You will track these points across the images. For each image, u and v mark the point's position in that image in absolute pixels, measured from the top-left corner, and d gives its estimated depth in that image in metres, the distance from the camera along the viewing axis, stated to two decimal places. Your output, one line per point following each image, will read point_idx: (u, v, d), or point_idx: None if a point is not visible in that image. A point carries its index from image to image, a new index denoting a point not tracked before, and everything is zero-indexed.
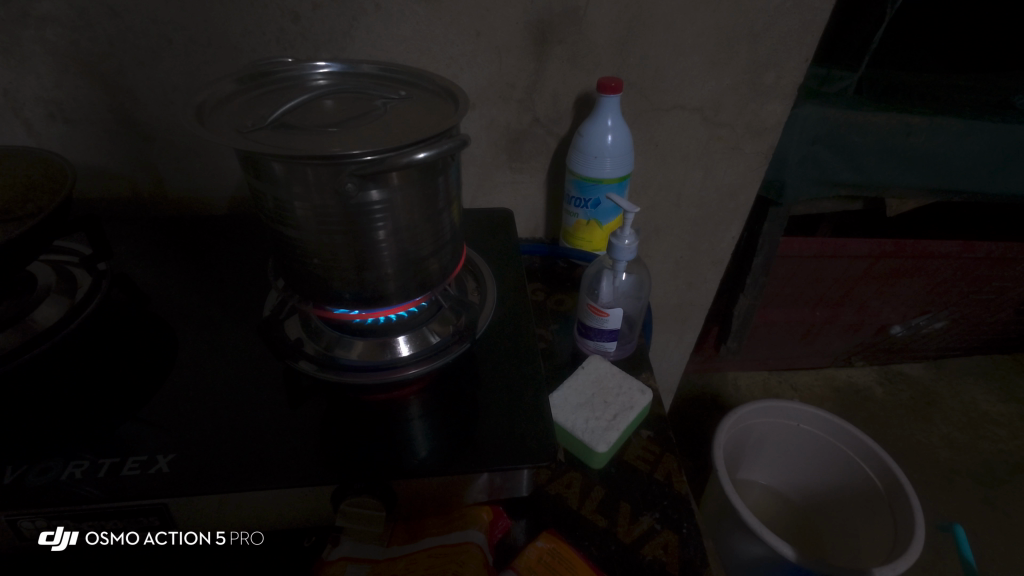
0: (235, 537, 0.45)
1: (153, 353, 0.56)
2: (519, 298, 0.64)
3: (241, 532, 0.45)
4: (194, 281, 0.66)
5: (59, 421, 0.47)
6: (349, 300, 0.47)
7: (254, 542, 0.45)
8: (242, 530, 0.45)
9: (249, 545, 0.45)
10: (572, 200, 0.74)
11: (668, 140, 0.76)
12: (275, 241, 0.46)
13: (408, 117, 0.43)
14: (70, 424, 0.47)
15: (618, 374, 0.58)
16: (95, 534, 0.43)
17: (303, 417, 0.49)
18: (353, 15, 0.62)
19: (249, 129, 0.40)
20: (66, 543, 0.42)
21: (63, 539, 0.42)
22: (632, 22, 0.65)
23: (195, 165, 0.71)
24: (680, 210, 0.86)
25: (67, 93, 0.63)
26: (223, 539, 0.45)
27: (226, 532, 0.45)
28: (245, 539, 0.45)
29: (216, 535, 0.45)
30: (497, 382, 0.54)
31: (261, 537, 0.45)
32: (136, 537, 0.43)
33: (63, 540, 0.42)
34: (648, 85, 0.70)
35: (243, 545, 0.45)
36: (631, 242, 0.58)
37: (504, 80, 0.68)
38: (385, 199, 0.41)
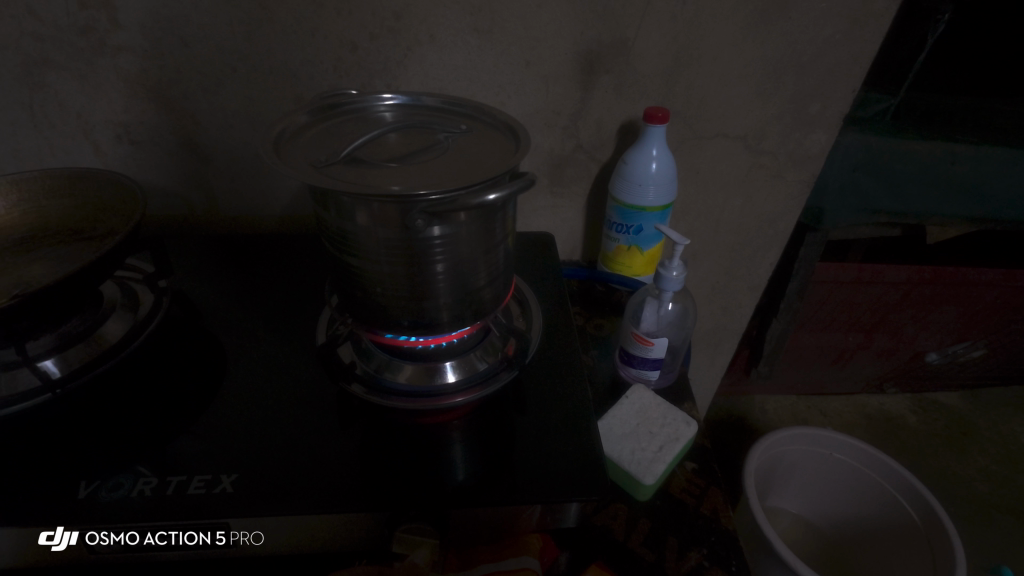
0: (235, 537, 0.43)
1: (207, 369, 0.58)
2: (562, 323, 0.65)
3: (241, 533, 0.43)
4: (244, 299, 0.68)
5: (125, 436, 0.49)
6: (406, 326, 0.48)
7: (254, 541, 0.44)
8: (242, 530, 0.43)
9: (250, 545, 0.44)
10: (613, 225, 0.74)
11: (710, 167, 0.76)
12: (337, 268, 0.48)
13: (471, 153, 0.45)
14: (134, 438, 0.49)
15: (661, 405, 0.58)
16: (94, 534, 0.41)
17: (355, 439, 0.50)
18: (407, 45, 0.64)
19: (321, 164, 0.41)
20: (66, 543, 0.41)
21: (63, 539, 0.41)
22: (679, 54, 0.66)
23: (249, 185, 0.74)
24: (717, 236, 0.85)
25: (134, 116, 0.66)
26: (223, 539, 0.43)
27: (227, 532, 0.43)
28: (246, 539, 0.44)
29: (217, 535, 0.43)
30: (543, 410, 0.54)
31: (261, 537, 0.44)
32: (136, 537, 0.42)
33: (63, 540, 0.41)
34: (693, 114, 0.71)
35: (244, 544, 0.44)
36: (679, 273, 0.58)
37: (550, 108, 0.69)
38: (449, 235, 0.43)
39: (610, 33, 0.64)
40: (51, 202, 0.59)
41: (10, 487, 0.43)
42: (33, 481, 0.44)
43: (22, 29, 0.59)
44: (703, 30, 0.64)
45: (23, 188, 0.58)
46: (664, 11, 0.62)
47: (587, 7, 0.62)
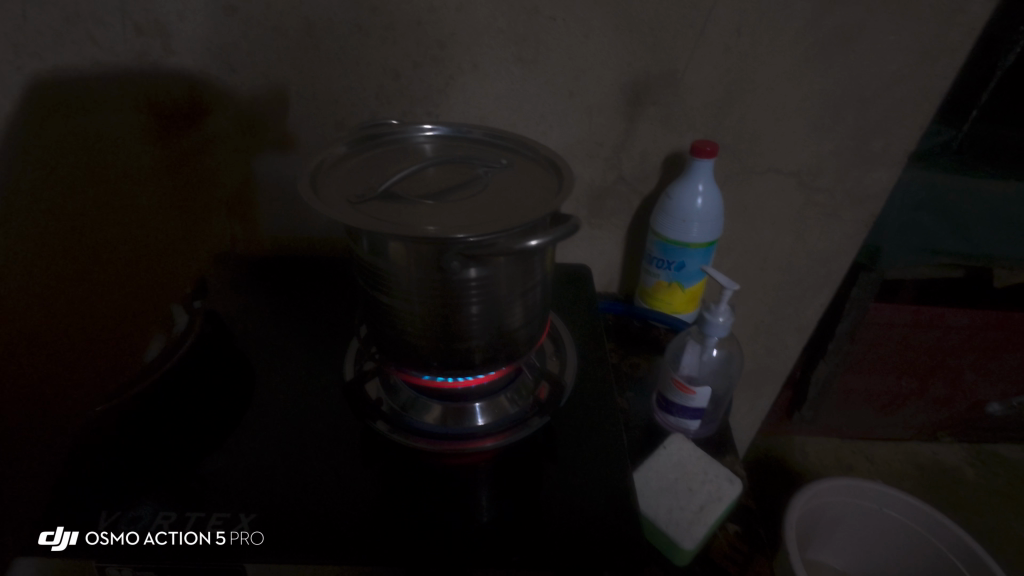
0: (235, 537, 0.42)
1: (233, 394, 0.57)
2: (597, 364, 0.61)
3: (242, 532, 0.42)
4: (275, 322, 0.67)
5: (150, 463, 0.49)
6: (436, 366, 0.46)
7: (254, 542, 0.42)
8: (242, 530, 0.42)
9: (249, 546, 0.42)
10: (653, 260, 0.71)
11: (760, 203, 0.72)
12: (368, 303, 0.46)
13: (511, 189, 0.43)
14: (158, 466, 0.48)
15: (702, 459, 0.54)
16: (95, 534, 0.41)
17: (377, 481, 0.48)
18: (450, 74, 0.63)
19: (357, 200, 0.40)
20: (64, 543, 0.41)
21: (63, 539, 0.41)
22: (731, 86, 0.63)
23: (286, 207, 0.74)
24: (764, 274, 0.81)
25: (181, 138, 0.67)
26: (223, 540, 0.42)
27: (227, 532, 0.42)
28: (245, 539, 0.42)
29: (217, 534, 0.42)
30: (575, 459, 0.51)
31: (261, 537, 0.42)
32: (136, 537, 0.41)
33: (63, 540, 0.41)
34: (743, 148, 0.67)
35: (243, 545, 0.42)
36: (726, 318, 0.55)
37: (593, 138, 0.67)
38: (484, 278, 0.41)
39: (659, 64, 0.62)
40: None
41: (32, 511, 0.43)
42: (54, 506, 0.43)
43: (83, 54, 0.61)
44: (758, 62, 0.61)
45: None
46: (717, 42, 0.60)
47: (635, 38, 0.60)
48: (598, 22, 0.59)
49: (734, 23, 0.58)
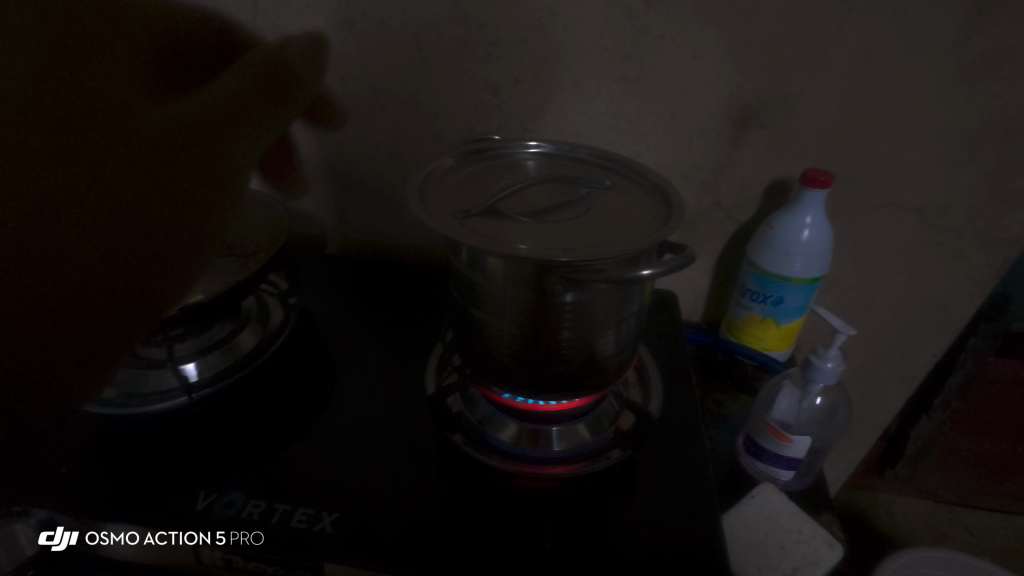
0: (235, 537, 0.42)
1: (319, 391, 0.59)
2: (681, 397, 0.58)
3: (241, 531, 0.42)
4: (360, 323, 0.69)
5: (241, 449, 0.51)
6: (522, 386, 0.45)
7: (253, 542, 0.42)
8: (242, 529, 0.42)
9: (249, 545, 0.42)
10: (747, 291, 0.66)
11: (872, 239, 0.66)
12: (459, 315, 0.46)
13: (617, 213, 0.42)
14: (250, 455, 0.50)
15: (797, 515, 0.50)
16: (94, 534, 0.44)
17: (453, 496, 0.47)
18: (550, 91, 0.63)
19: (464, 215, 0.40)
20: (64, 543, 0.43)
21: (63, 539, 0.43)
22: (851, 113, 0.58)
23: (378, 213, 0.77)
24: (868, 315, 0.74)
25: (290, 142, 0.71)
26: (223, 540, 0.42)
27: (227, 532, 0.42)
28: (245, 539, 0.42)
29: (217, 534, 0.42)
30: (656, 498, 0.48)
31: (260, 537, 0.42)
32: (136, 537, 0.43)
33: (63, 539, 0.43)
34: (859, 179, 0.62)
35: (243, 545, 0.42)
36: (836, 365, 0.50)
37: (691, 161, 0.65)
38: (583, 303, 0.40)
39: (772, 87, 0.58)
40: None
41: (140, 482, 0.46)
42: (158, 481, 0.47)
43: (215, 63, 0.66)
44: (886, 87, 0.56)
45: None
46: (841, 66, 0.56)
47: (749, 59, 0.57)
48: (710, 41, 0.57)
49: (863, 45, 0.54)
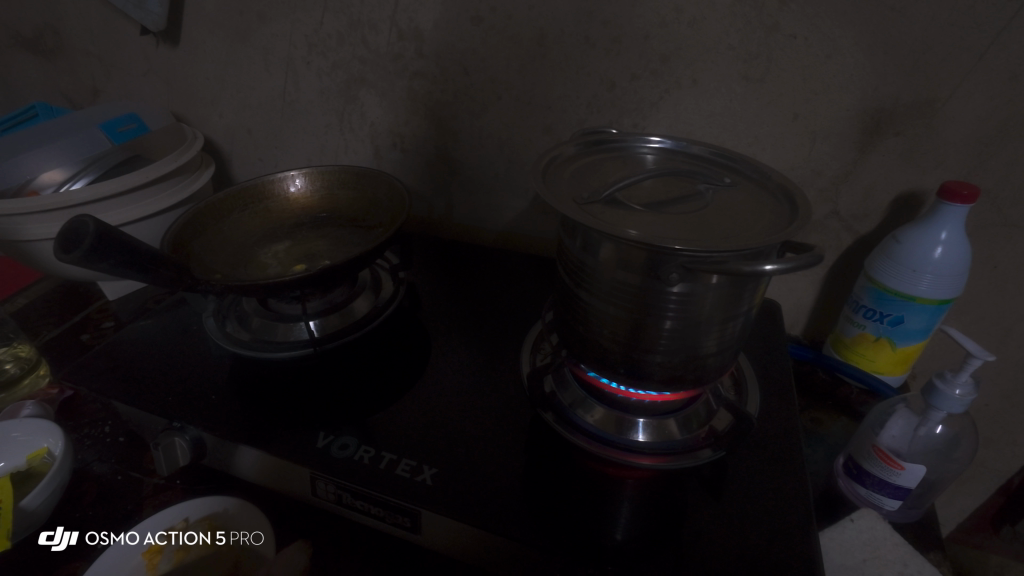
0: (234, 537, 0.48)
1: (420, 359, 0.63)
2: (779, 409, 0.56)
3: (242, 532, 0.47)
4: (459, 301, 0.73)
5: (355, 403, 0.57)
6: (620, 373, 0.46)
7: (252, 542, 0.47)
8: (243, 530, 0.48)
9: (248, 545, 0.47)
10: (861, 308, 0.62)
11: (1017, 264, 0.60)
12: (565, 298, 0.48)
13: (736, 211, 0.42)
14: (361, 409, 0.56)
15: (900, 547, 0.47)
16: (95, 534, 0.50)
17: (542, 471, 0.50)
18: (666, 88, 0.63)
19: (584, 201, 0.42)
20: (64, 543, 0.49)
21: (64, 538, 0.50)
22: (1008, 122, 0.53)
23: (483, 200, 0.81)
24: (1003, 348, 0.67)
25: (410, 129, 0.77)
26: (222, 539, 0.48)
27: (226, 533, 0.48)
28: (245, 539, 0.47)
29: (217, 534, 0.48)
30: (746, 503, 0.47)
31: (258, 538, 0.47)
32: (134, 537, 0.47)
33: (64, 539, 0.50)
34: (1009, 196, 0.57)
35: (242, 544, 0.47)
36: (965, 393, 0.47)
37: (810, 166, 0.62)
38: (694, 295, 0.40)
39: (914, 92, 0.55)
40: (340, 192, 0.72)
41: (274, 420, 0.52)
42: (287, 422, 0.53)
43: (354, 54, 0.73)
44: None
45: (327, 177, 0.71)
46: (1000, 70, 0.51)
47: (891, 61, 0.54)
48: (847, 41, 0.54)
49: None
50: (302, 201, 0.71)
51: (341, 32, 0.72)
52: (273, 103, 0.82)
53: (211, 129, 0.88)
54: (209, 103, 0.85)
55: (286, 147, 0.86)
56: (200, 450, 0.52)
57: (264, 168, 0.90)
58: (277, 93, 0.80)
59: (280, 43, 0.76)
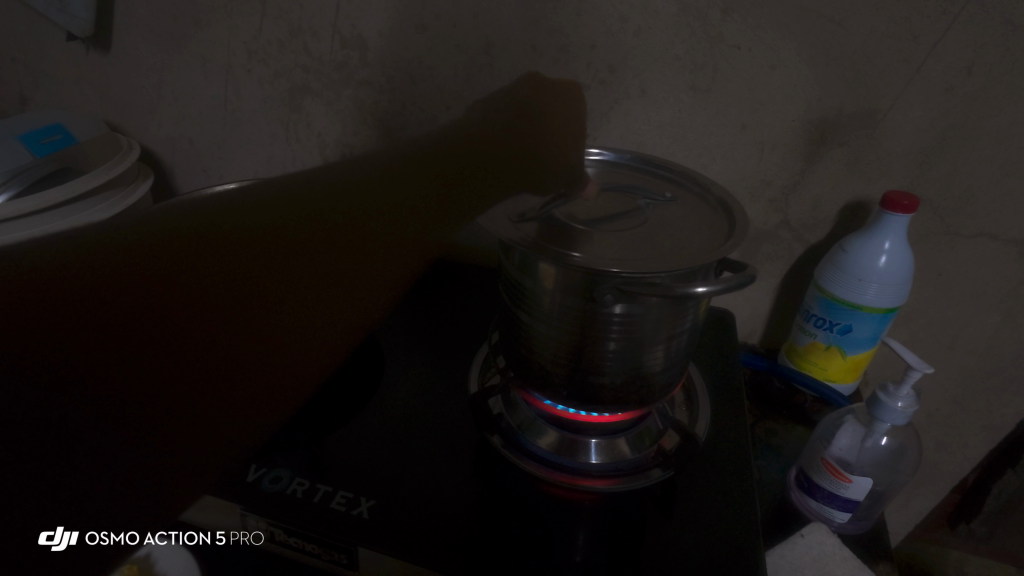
0: (235, 537, 0.46)
1: (366, 379, 0.61)
2: (731, 424, 0.56)
3: (241, 532, 0.46)
4: (410, 317, 0.71)
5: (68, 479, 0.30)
6: (563, 395, 0.45)
7: (253, 542, 0.46)
8: (241, 530, 0.46)
9: (249, 545, 0.46)
10: (811, 317, 0.62)
11: (959, 271, 0.61)
12: (507, 318, 0.46)
13: (675, 226, 0.42)
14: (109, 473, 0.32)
15: (850, 562, 0.46)
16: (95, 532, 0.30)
17: (487, 497, 0.48)
18: (615, 98, 0.62)
19: (521, 221, 0.41)
20: (64, 544, 0.29)
21: (62, 538, 0.29)
22: (946, 132, 0.54)
23: None
24: (949, 353, 0.68)
25: (359, 139, 0.74)
26: (222, 539, 0.47)
27: (227, 533, 0.47)
28: (245, 539, 0.46)
29: (216, 535, 0.47)
30: (697, 524, 0.46)
31: (259, 538, 0.46)
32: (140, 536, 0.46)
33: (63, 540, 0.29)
34: (949, 206, 0.57)
35: (244, 544, 0.46)
36: (907, 405, 0.47)
37: (760, 176, 0.62)
38: (632, 316, 0.39)
39: (856, 102, 0.55)
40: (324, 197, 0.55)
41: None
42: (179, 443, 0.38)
43: (297, 62, 0.70)
44: (988, 107, 0.52)
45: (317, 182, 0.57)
46: (937, 80, 0.52)
47: (833, 72, 0.54)
48: (790, 52, 0.54)
49: (965, 60, 0.50)
50: None
51: (282, 39, 0.69)
52: (214, 112, 0.78)
53: (150, 139, 0.84)
54: (147, 112, 0.81)
55: (231, 158, 0.82)
56: None
57: (209, 180, 0.86)
58: (219, 101, 0.77)
59: (219, 50, 0.72)
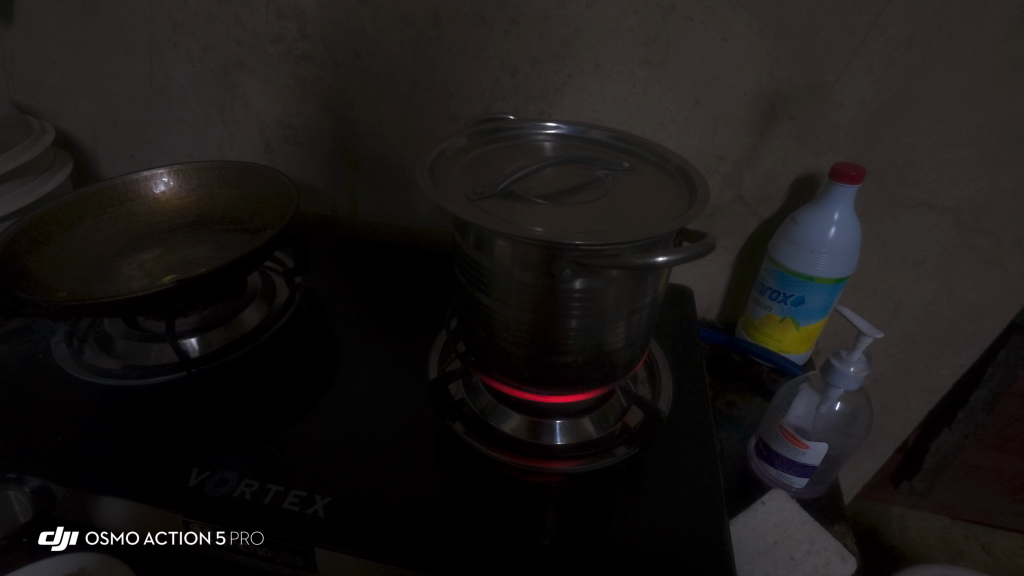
0: (235, 537, 0.41)
1: (315, 372, 0.58)
2: (692, 399, 0.56)
3: (241, 532, 0.40)
4: (364, 305, 0.68)
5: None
6: (526, 377, 0.44)
7: (253, 542, 0.40)
8: (216, 516, 0.41)
9: (248, 545, 0.40)
10: (767, 290, 0.63)
11: (902, 241, 0.63)
12: (464, 299, 0.44)
13: (635, 197, 0.41)
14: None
15: (808, 525, 0.48)
16: (94, 535, 0.45)
17: (450, 486, 0.46)
18: (569, 73, 0.60)
19: (477, 197, 0.38)
20: (65, 542, 0.45)
21: (63, 538, 0.45)
22: (889, 104, 0.55)
23: (390, 195, 0.75)
24: (894, 319, 0.70)
25: (302, 120, 0.70)
26: (222, 540, 0.41)
27: (226, 533, 0.41)
28: (245, 539, 0.41)
29: (216, 535, 0.41)
30: (662, 500, 0.46)
31: (260, 537, 0.40)
32: (136, 538, 0.44)
33: (63, 539, 0.45)
34: (894, 177, 0.59)
35: (243, 544, 0.41)
36: (859, 369, 0.48)
37: (714, 151, 0.62)
38: (593, 290, 0.38)
39: (804, 76, 0.55)
40: (221, 191, 0.64)
41: (91, 446, 0.46)
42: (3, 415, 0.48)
43: (230, 35, 0.65)
44: (926, 80, 0.53)
45: (203, 175, 0.63)
46: (879, 52, 0.53)
47: (782, 45, 0.54)
48: (741, 24, 0.54)
49: (905, 32, 0.51)
50: (173, 203, 0.63)
51: (210, 10, 0.63)
52: (139, 91, 0.72)
53: (67, 122, 0.76)
54: (63, 92, 0.74)
55: (162, 142, 0.76)
56: (46, 503, 0.44)
57: (137, 166, 0.79)
58: (144, 79, 0.70)
59: (140, 22, 0.66)
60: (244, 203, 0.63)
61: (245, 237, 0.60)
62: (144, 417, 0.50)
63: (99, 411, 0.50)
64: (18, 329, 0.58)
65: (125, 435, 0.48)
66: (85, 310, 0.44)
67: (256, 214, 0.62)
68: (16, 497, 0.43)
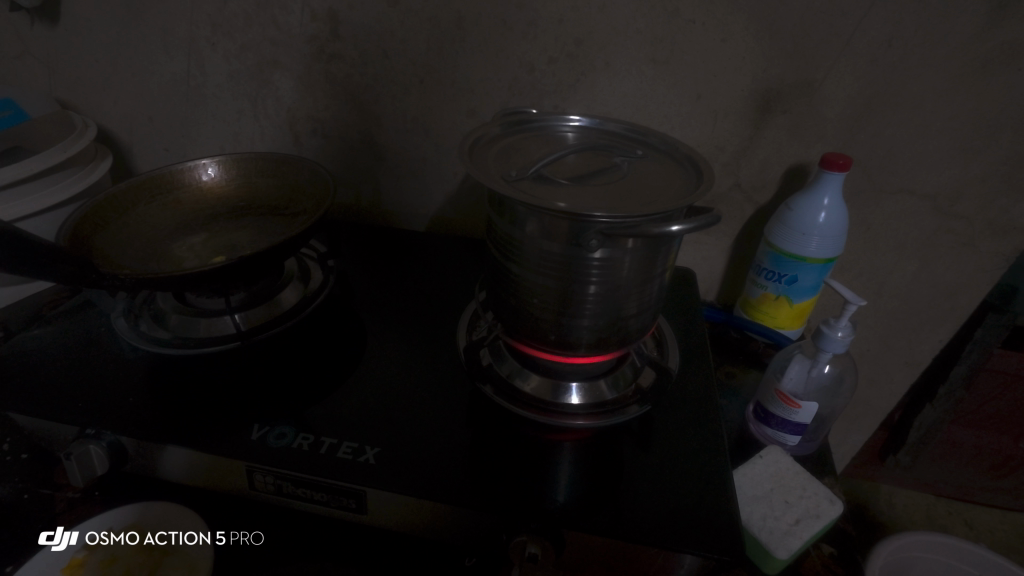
0: (235, 537, 0.48)
1: (351, 345, 0.63)
2: (696, 367, 0.62)
3: (242, 532, 0.48)
4: (392, 287, 0.73)
5: (29, 351, 0.56)
6: (551, 340, 0.49)
7: (253, 542, 0.48)
8: (279, 464, 0.46)
9: (249, 545, 0.47)
10: (763, 271, 0.69)
11: (885, 225, 0.69)
12: (495, 271, 0.50)
13: (650, 180, 0.46)
14: (64, 353, 0.56)
15: (801, 474, 0.53)
16: (95, 534, 0.47)
17: (483, 439, 0.51)
18: (582, 70, 0.66)
19: (511, 178, 0.44)
20: (64, 543, 0.46)
21: (63, 538, 0.46)
22: (872, 99, 0.61)
23: (411, 185, 0.80)
24: (878, 299, 0.76)
25: (331, 114, 0.74)
26: (222, 539, 0.48)
27: (227, 533, 0.48)
28: (246, 539, 0.48)
29: (217, 534, 0.48)
30: (671, 451, 0.52)
31: (260, 538, 0.48)
32: (136, 537, 0.47)
33: (63, 539, 0.46)
34: (877, 166, 0.65)
35: (244, 544, 0.48)
36: (845, 334, 0.54)
37: (714, 142, 0.67)
38: (612, 259, 0.43)
39: (795, 73, 0.61)
40: (259, 180, 0.69)
41: (159, 405, 0.51)
42: (74, 379, 0.53)
43: (265, 35, 0.69)
44: (905, 77, 0.59)
45: (242, 165, 0.68)
46: (863, 52, 0.59)
47: (776, 45, 0.60)
48: (739, 26, 0.60)
49: (886, 34, 0.57)
50: (215, 190, 0.68)
51: (248, 12, 0.68)
52: (175, 87, 0.76)
53: (104, 117, 0.81)
54: (102, 88, 0.78)
55: (195, 135, 0.80)
56: (120, 455, 0.48)
57: (170, 158, 0.83)
58: (181, 76, 0.75)
59: (180, 23, 0.71)
60: (282, 192, 0.68)
61: (284, 222, 0.65)
62: (201, 381, 0.55)
63: (160, 377, 0.55)
64: (78, 305, 0.64)
65: (188, 396, 0.53)
66: (154, 282, 0.49)
67: (293, 201, 0.67)
68: (96, 450, 0.47)
